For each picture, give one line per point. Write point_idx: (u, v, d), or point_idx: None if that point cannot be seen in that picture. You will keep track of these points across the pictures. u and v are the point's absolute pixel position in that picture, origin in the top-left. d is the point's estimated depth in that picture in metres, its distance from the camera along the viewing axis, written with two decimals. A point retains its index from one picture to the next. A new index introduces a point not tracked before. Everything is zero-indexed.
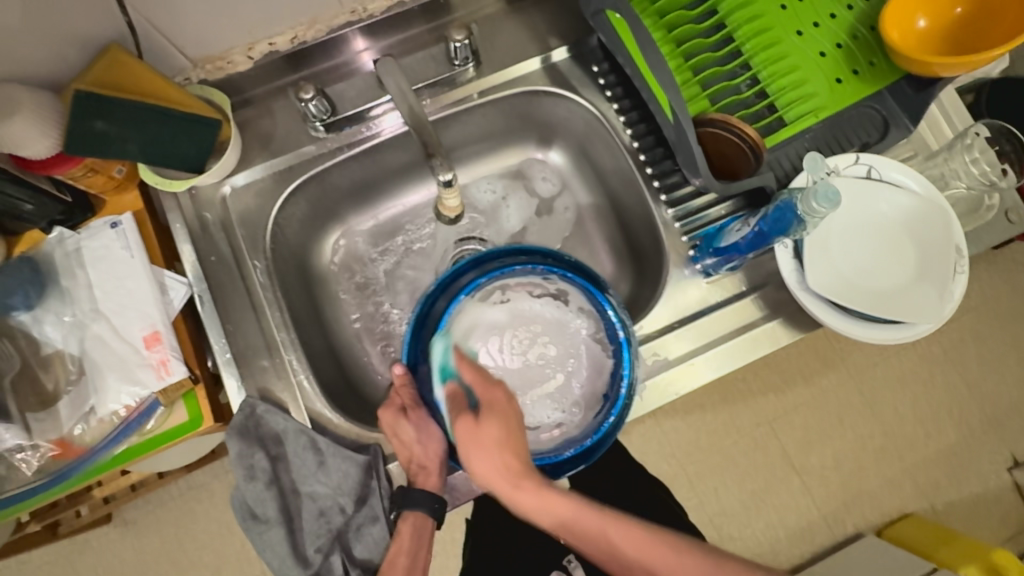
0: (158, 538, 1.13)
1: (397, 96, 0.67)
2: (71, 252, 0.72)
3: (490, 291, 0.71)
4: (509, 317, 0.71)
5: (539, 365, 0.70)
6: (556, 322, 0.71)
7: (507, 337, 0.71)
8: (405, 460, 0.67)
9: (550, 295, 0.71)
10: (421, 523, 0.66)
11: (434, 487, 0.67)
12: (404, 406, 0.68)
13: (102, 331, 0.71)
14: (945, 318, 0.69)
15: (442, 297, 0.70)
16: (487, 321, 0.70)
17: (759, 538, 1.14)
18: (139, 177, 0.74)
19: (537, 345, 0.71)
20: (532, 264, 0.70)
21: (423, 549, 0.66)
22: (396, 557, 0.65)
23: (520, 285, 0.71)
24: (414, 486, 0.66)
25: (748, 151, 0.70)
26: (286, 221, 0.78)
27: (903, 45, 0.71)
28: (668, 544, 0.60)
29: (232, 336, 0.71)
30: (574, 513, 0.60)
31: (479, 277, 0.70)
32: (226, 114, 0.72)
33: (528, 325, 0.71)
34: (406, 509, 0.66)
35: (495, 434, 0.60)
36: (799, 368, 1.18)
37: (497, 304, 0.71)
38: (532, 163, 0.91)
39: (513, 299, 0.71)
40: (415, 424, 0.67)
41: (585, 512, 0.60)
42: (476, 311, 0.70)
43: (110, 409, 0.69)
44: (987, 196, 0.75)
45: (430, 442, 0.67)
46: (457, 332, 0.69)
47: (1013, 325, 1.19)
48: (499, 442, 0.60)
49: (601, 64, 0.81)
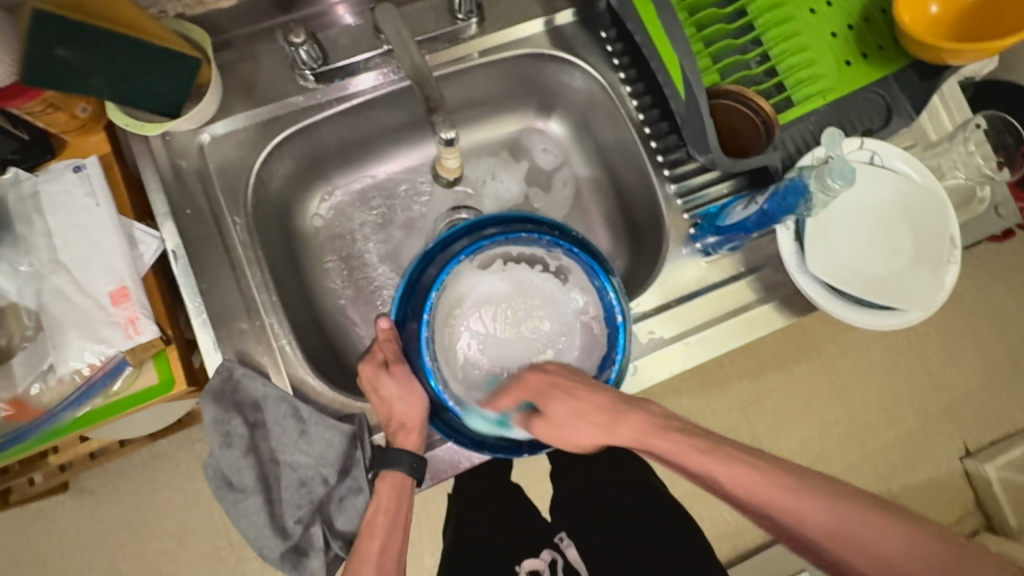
0: (117, 508, 1.08)
1: (398, 47, 0.62)
2: (28, 196, 0.66)
3: (490, 257, 0.68)
4: (509, 287, 0.68)
5: (531, 339, 0.68)
6: (553, 298, 0.68)
7: (503, 307, 0.68)
8: (385, 417, 0.65)
9: (550, 271, 0.68)
10: (403, 483, 0.64)
11: (414, 446, 0.64)
12: (387, 360, 0.66)
13: (64, 284, 0.65)
14: (936, 306, 0.69)
15: (440, 256, 0.68)
16: (485, 287, 0.68)
17: (725, 518, 1.13)
18: (106, 118, 0.68)
19: (531, 320, 0.68)
20: (539, 234, 0.67)
21: (404, 507, 0.64)
22: (375, 516, 0.63)
23: (523, 255, 0.68)
24: (393, 445, 0.64)
25: (761, 125, 0.69)
26: (269, 176, 0.73)
27: (914, 29, 0.70)
28: (769, 476, 0.54)
29: (208, 296, 0.66)
30: (668, 442, 0.58)
31: (481, 239, 0.67)
32: (206, 54, 0.66)
33: (525, 297, 0.69)
34: (384, 470, 0.64)
35: (566, 408, 0.60)
36: (775, 356, 1.20)
37: (497, 271, 0.68)
38: (531, 133, 0.87)
39: (513, 268, 0.68)
40: (398, 379, 0.65)
41: (676, 438, 0.58)
42: (474, 276, 0.68)
43: (71, 367, 0.64)
44: (980, 188, 0.76)
45: (411, 398, 0.65)
46: (453, 292, 0.67)
47: (973, 321, 1.24)
48: (575, 409, 0.60)
49: (610, 30, 0.77)
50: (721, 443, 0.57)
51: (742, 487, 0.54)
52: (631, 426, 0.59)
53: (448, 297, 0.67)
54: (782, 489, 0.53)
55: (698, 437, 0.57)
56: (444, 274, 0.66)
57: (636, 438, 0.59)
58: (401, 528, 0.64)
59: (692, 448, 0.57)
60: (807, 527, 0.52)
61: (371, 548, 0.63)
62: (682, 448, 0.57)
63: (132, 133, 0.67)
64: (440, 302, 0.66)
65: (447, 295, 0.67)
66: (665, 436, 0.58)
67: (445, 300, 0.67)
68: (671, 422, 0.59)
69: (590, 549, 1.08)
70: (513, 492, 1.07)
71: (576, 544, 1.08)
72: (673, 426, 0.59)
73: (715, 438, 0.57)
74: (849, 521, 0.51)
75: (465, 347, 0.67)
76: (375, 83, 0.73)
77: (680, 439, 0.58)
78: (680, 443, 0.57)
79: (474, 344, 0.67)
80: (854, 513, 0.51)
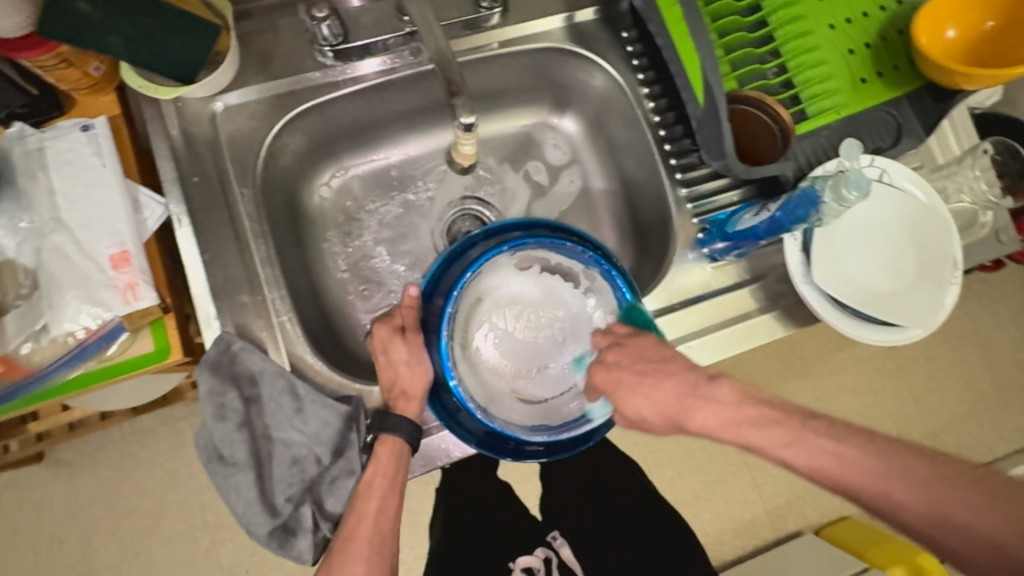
0: (93, 482, 1.05)
1: (423, 30, 0.62)
2: (32, 151, 0.65)
3: (529, 259, 0.67)
4: (540, 294, 0.68)
5: (544, 349, 0.67)
6: (576, 318, 0.67)
7: (529, 311, 0.67)
8: (388, 381, 0.65)
9: (581, 289, 0.67)
10: (400, 449, 0.64)
11: (413, 414, 0.64)
12: (404, 326, 0.66)
13: (63, 243, 0.64)
14: (936, 324, 0.70)
15: (481, 243, 0.67)
16: (516, 288, 0.67)
17: (705, 526, 1.13)
18: (118, 79, 0.67)
19: (550, 330, 0.67)
20: (582, 247, 0.66)
21: (401, 472, 0.63)
22: (373, 477, 0.62)
23: (560, 265, 0.67)
24: (393, 411, 0.64)
25: (778, 133, 0.69)
26: (280, 151, 0.72)
27: (930, 51, 0.71)
28: (856, 461, 0.55)
29: (211, 267, 0.65)
30: (741, 435, 0.58)
31: (527, 237, 0.66)
32: (226, 22, 0.65)
33: (552, 309, 0.68)
34: (383, 433, 0.63)
35: (641, 402, 0.59)
36: (765, 371, 1.21)
37: (532, 276, 0.68)
38: (544, 128, 0.86)
39: (548, 276, 0.68)
40: (411, 346, 0.65)
41: (750, 432, 0.58)
42: (509, 272, 0.67)
43: (66, 329, 0.63)
44: (983, 214, 0.77)
45: (417, 367, 0.65)
46: (483, 281, 0.67)
47: (959, 348, 1.25)
48: (646, 397, 0.59)
49: (631, 31, 0.78)
50: (804, 429, 0.57)
51: (825, 475, 0.55)
52: (706, 418, 0.58)
53: (479, 284, 0.66)
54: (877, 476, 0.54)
55: (775, 428, 0.57)
56: (483, 259, 0.65)
57: (709, 430, 0.59)
58: (398, 492, 0.63)
59: (772, 441, 0.57)
60: (901, 512, 0.53)
61: (368, 507, 0.62)
62: (759, 438, 0.58)
63: (144, 96, 0.66)
64: (469, 284, 0.66)
65: (477, 281, 0.66)
66: (755, 411, 0.58)
67: (476, 286, 0.66)
68: (745, 410, 0.58)
69: (585, 550, 1.05)
70: (497, 488, 1.07)
71: (571, 543, 1.06)
72: (745, 416, 0.58)
73: (796, 425, 0.57)
74: (941, 502, 0.52)
75: (480, 338, 0.66)
76: (380, 69, 0.73)
77: (754, 432, 0.58)
78: (757, 436, 0.58)
79: (490, 338, 0.66)
80: (943, 491, 0.52)
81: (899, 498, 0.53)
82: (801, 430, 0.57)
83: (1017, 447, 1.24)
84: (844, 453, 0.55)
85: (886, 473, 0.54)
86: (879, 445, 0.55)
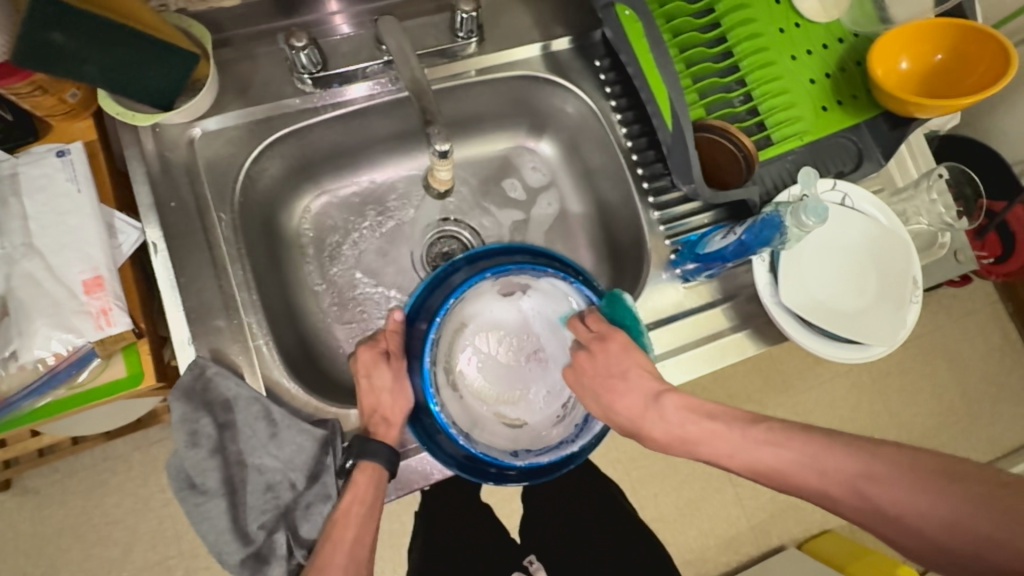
0: (63, 511, 1.02)
1: (399, 59, 0.64)
2: (6, 176, 0.65)
3: (510, 284, 0.68)
4: (521, 320, 0.69)
5: (528, 372, 0.68)
6: (558, 341, 0.69)
7: (511, 336, 0.69)
8: (368, 407, 0.65)
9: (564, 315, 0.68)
10: (378, 476, 0.63)
11: (393, 440, 0.65)
12: (388, 352, 0.67)
13: (35, 270, 0.63)
14: (898, 342, 0.72)
15: (465, 267, 0.67)
16: (499, 314, 0.69)
17: (690, 544, 1.13)
18: (95, 105, 0.68)
19: (533, 355, 0.69)
20: (565, 274, 0.66)
21: (379, 499, 0.63)
22: (350, 505, 0.62)
23: (542, 291, 0.68)
24: (372, 436, 0.64)
25: (742, 160, 0.72)
26: (258, 175, 0.73)
27: (885, 82, 0.75)
28: (800, 462, 0.52)
29: (186, 291, 0.65)
30: (702, 447, 0.56)
31: (509, 263, 0.66)
32: (205, 51, 0.67)
33: (534, 334, 0.69)
34: (363, 459, 0.63)
35: (597, 402, 0.61)
36: (744, 386, 1.23)
37: (514, 301, 0.69)
38: (521, 152, 0.88)
39: (529, 302, 0.69)
40: (394, 373, 0.66)
41: (704, 447, 0.56)
42: (491, 298, 0.69)
43: (35, 356, 0.62)
44: (941, 235, 0.80)
45: (399, 396, 0.65)
46: (467, 307, 0.68)
47: (931, 362, 1.29)
48: (604, 401, 0.60)
49: (604, 60, 0.81)
50: (742, 433, 0.55)
51: (764, 475, 0.53)
52: (661, 430, 0.58)
53: (462, 311, 0.68)
54: (812, 474, 0.51)
55: (723, 433, 0.56)
56: (467, 286, 0.66)
57: (671, 443, 0.58)
58: (375, 518, 0.63)
59: (720, 452, 0.56)
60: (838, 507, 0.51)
61: (344, 536, 0.61)
62: (715, 446, 0.56)
63: (121, 121, 0.67)
64: (452, 310, 0.67)
65: (460, 308, 0.67)
66: (697, 425, 0.57)
67: (459, 314, 0.68)
68: (689, 428, 0.57)
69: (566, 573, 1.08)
70: (478, 507, 1.07)
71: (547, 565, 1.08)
72: (689, 433, 0.57)
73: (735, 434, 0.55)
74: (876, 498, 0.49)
75: (464, 362, 0.68)
76: (366, 94, 0.74)
77: (704, 439, 0.56)
78: (709, 431, 0.56)
79: (473, 361, 0.68)
80: (872, 477, 0.49)
81: (824, 491, 0.51)
82: (740, 441, 0.55)
83: (991, 458, 1.27)
84: (781, 453, 0.53)
85: (824, 471, 0.51)
86: (811, 440, 0.52)
